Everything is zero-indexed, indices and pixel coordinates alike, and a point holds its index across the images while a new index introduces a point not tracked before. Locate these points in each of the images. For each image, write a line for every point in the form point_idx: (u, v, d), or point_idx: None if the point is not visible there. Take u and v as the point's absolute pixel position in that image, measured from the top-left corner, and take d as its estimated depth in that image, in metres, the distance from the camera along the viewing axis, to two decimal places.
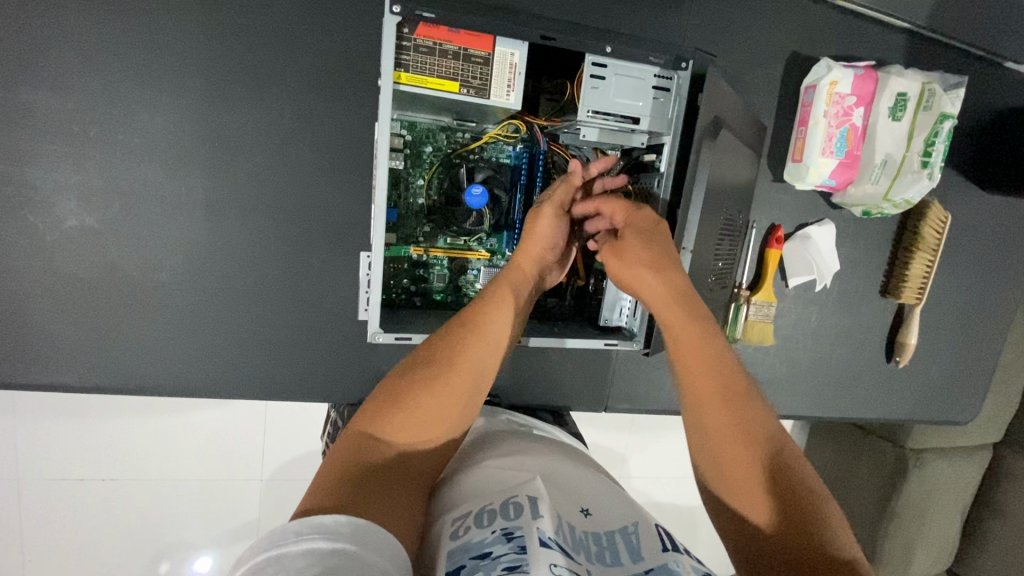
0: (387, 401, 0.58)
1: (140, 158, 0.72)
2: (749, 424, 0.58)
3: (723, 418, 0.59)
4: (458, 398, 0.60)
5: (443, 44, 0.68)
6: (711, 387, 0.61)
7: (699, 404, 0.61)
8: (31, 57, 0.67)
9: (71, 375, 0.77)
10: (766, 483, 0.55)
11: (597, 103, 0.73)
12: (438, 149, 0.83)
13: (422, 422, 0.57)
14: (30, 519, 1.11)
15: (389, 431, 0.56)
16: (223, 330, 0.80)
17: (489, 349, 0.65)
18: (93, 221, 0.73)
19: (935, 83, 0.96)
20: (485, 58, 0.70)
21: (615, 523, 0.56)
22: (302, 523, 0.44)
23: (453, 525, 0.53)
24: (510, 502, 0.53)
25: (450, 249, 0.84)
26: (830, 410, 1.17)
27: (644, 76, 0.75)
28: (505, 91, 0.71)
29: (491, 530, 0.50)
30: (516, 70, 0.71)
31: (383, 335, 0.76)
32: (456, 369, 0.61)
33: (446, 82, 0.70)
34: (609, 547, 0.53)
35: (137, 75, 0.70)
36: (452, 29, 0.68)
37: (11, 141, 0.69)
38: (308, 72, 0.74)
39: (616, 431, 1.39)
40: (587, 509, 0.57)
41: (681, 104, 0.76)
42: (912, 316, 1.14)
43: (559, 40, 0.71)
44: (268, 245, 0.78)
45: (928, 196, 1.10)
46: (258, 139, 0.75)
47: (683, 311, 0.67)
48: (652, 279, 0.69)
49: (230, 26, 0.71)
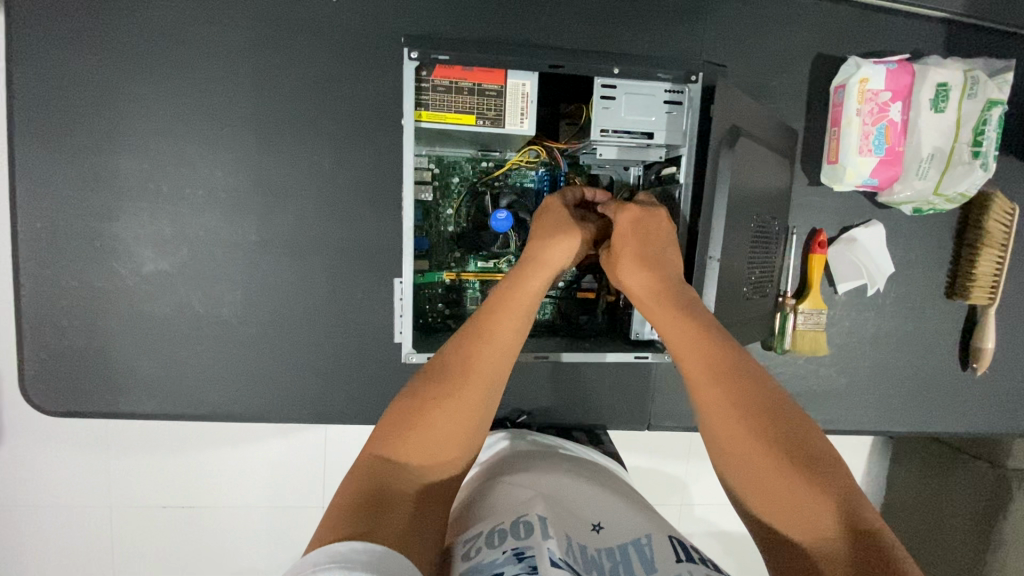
0: (401, 421, 0.64)
1: (204, 208, 0.82)
2: (757, 404, 0.59)
3: (722, 402, 0.60)
4: (469, 411, 0.67)
5: (459, 82, 0.74)
6: (704, 371, 0.63)
7: (698, 391, 0.63)
8: (116, 127, 0.79)
9: (151, 404, 0.85)
10: (778, 462, 0.55)
11: (607, 122, 0.75)
12: (463, 179, 0.86)
13: (433, 438, 0.65)
14: (121, 542, 1.22)
15: (401, 453, 0.63)
16: (279, 359, 0.87)
17: (496, 360, 0.71)
18: (166, 265, 0.83)
19: (977, 69, 0.91)
20: (498, 91, 0.74)
21: (628, 535, 0.64)
22: (320, 555, 0.49)
23: (466, 546, 0.62)
24: (519, 521, 0.62)
25: (481, 272, 0.87)
26: (900, 424, 1.09)
27: (655, 93, 0.76)
28: (519, 119, 0.75)
29: (502, 551, 0.58)
30: (528, 99, 0.75)
31: (416, 355, 0.80)
32: (469, 383, 0.68)
33: (463, 115, 0.74)
34: (623, 561, 0.60)
35: (201, 137, 0.80)
36: (466, 67, 0.73)
37: (98, 200, 0.80)
38: (345, 119, 0.82)
39: (674, 454, 1.35)
40: (599, 525, 0.66)
41: (695, 116, 0.75)
42: (986, 317, 1.05)
43: (566, 67, 0.74)
44: (316, 278, 0.85)
45: (990, 188, 1.02)
46: (304, 183, 0.83)
47: (668, 298, 0.69)
48: (639, 271, 0.73)
49: (278, 85, 0.80)
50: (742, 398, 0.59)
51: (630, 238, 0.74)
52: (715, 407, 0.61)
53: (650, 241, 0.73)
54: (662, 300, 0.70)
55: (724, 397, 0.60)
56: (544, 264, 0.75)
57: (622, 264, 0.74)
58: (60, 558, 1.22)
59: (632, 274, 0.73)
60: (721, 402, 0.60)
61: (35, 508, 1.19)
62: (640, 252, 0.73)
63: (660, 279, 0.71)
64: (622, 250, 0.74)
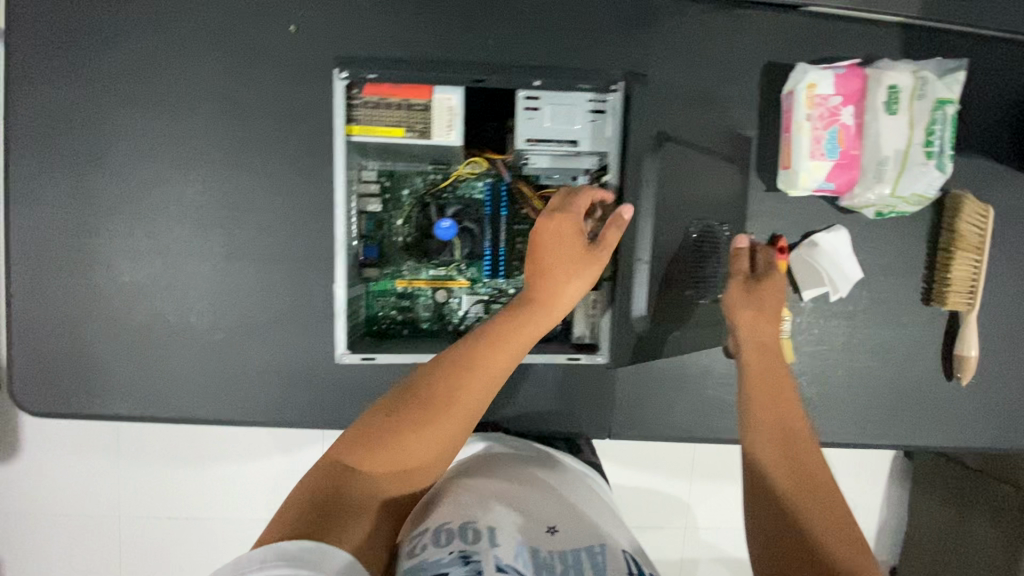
0: (377, 436, 0.70)
1: (175, 223, 0.89)
2: (809, 455, 0.73)
3: (788, 441, 0.75)
4: (443, 437, 0.72)
5: (388, 98, 0.85)
6: (786, 411, 0.78)
7: (774, 420, 0.77)
8: (97, 152, 0.87)
9: (128, 408, 0.91)
10: (826, 502, 0.69)
11: (531, 131, 0.88)
12: (413, 191, 0.92)
13: (407, 456, 0.70)
14: (124, 549, 1.28)
15: (366, 463, 0.68)
16: (245, 365, 0.92)
17: (479, 393, 0.75)
18: (140, 276, 0.89)
19: (926, 70, 0.91)
20: (424, 105, 0.86)
21: (582, 542, 0.67)
22: (266, 553, 0.55)
23: (412, 545, 0.64)
24: (467, 526, 0.64)
25: (433, 280, 0.91)
26: (882, 437, 1.05)
27: (578, 103, 0.89)
28: (445, 129, 0.86)
29: (448, 551, 0.60)
30: (453, 112, 0.86)
31: (347, 355, 0.86)
32: (448, 413, 0.72)
33: (393, 128, 0.86)
34: (573, 564, 0.63)
35: (173, 159, 0.88)
36: (395, 85, 0.85)
37: (82, 218, 0.88)
38: (301, 138, 0.88)
39: (679, 475, 1.35)
40: (554, 528, 0.68)
41: (614, 124, 0.88)
42: (967, 323, 1.01)
43: (487, 80, 0.86)
44: (277, 287, 0.91)
45: (961, 190, 1.00)
46: (265, 197, 0.89)
47: (774, 355, 0.85)
48: (760, 323, 0.87)
49: (240, 109, 0.87)
50: (796, 433, 0.76)
51: (772, 290, 0.90)
52: (771, 432, 0.76)
53: (774, 295, 0.89)
54: (772, 355, 0.85)
55: (798, 435, 0.75)
56: (544, 302, 0.82)
57: (744, 308, 0.88)
58: (70, 564, 1.29)
59: (753, 318, 0.87)
60: (785, 436, 0.75)
61: (46, 515, 1.27)
62: (767, 305, 0.88)
63: (775, 335, 0.86)
64: (761, 296, 0.89)
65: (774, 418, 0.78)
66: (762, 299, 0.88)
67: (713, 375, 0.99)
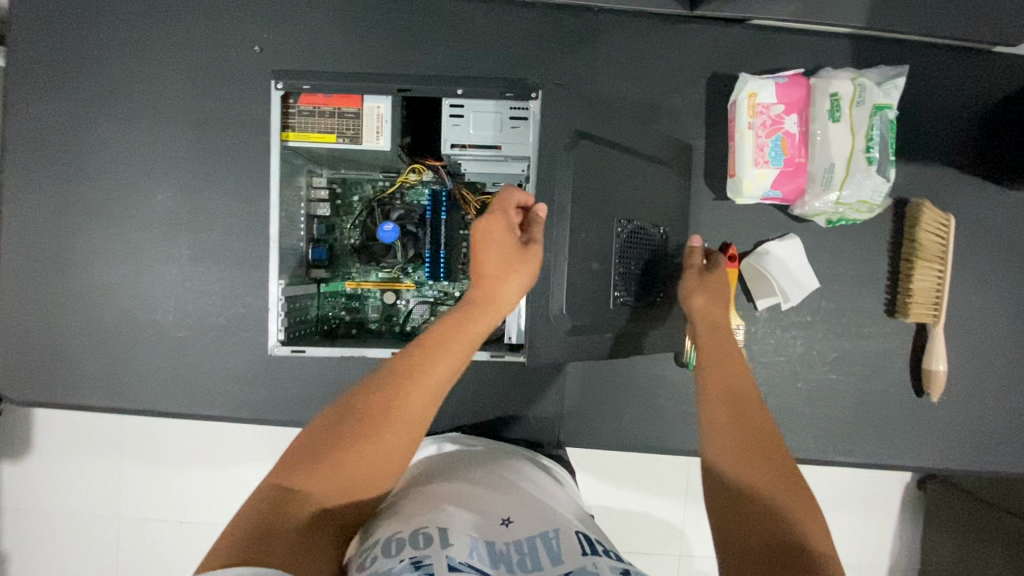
0: (314, 453, 0.62)
1: (146, 227, 0.96)
2: (765, 431, 0.67)
3: (742, 419, 0.69)
4: (388, 451, 0.64)
5: (321, 107, 0.89)
6: (742, 385, 0.73)
7: (724, 393, 0.72)
8: (81, 163, 0.96)
9: (97, 400, 0.97)
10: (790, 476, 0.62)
11: (457, 137, 0.89)
12: (363, 198, 0.99)
13: (348, 475, 0.62)
14: (103, 548, 1.32)
15: (304, 484, 0.60)
16: (203, 361, 0.97)
17: (426, 403, 0.68)
18: (113, 275, 0.96)
19: (866, 77, 0.91)
20: (355, 113, 0.89)
21: (538, 530, 0.62)
22: None
23: (361, 559, 0.57)
24: (419, 532, 0.58)
25: (380, 282, 0.96)
26: (849, 453, 1.00)
27: (501, 111, 0.88)
28: (375, 136, 0.88)
29: (398, 559, 0.54)
30: (382, 119, 0.89)
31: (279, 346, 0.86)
32: (391, 424, 0.65)
33: (325, 134, 0.89)
34: (530, 553, 0.58)
35: (147, 169, 0.95)
36: (327, 95, 0.89)
37: (65, 222, 0.96)
38: (260, 149, 0.95)
39: (671, 496, 1.27)
40: (508, 519, 0.63)
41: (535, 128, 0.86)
42: (935, 336, 0.97)
43: (413, 89, 0.88)
44: (236, 287, 0.96)
45: (919, 199, 0.97)
46: (227, 203, 0.95)
47: (728, 334, 0.80)
48: (712, 304, 0.84)
49: (207, 123, 0.95)
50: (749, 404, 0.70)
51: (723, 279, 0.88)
52: (723, 410, 0.70)
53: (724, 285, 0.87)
54: (726, 333, 0.80)
55: (752, 409, 0.70)
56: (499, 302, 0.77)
57: (699, 291, 0.86)
58: (53, 561, 1.33)
59: (706, 300, 0.84)
60: (734, 411, 0.69)
61: (32, 512, 1.32)
62: (719, 291, 0.86)
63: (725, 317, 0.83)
64: (710, 284, 0.87)
65: (726, 386, 0.73)
66: (714, 285, 0.87)
67: (661, 382, 0.98)
